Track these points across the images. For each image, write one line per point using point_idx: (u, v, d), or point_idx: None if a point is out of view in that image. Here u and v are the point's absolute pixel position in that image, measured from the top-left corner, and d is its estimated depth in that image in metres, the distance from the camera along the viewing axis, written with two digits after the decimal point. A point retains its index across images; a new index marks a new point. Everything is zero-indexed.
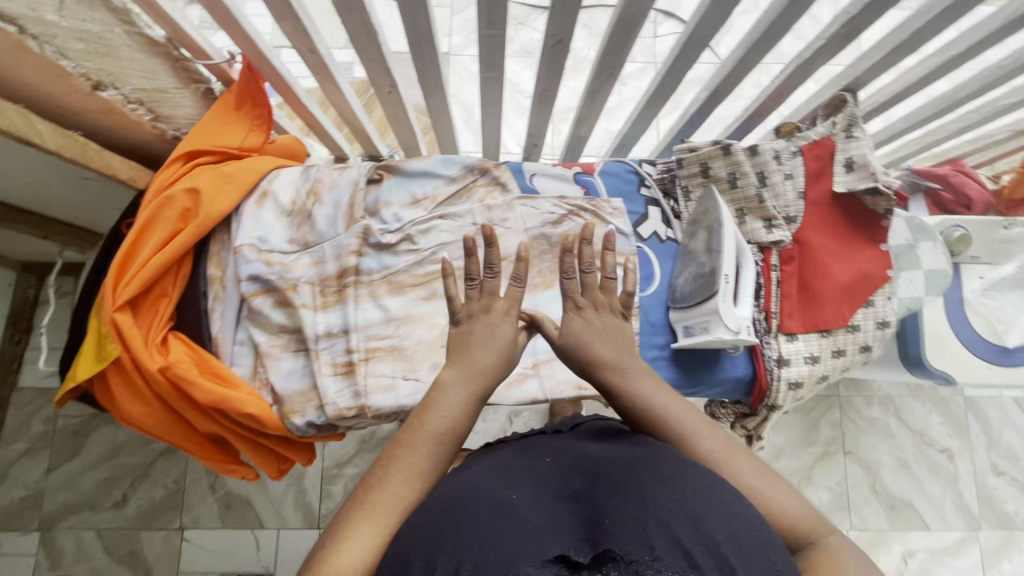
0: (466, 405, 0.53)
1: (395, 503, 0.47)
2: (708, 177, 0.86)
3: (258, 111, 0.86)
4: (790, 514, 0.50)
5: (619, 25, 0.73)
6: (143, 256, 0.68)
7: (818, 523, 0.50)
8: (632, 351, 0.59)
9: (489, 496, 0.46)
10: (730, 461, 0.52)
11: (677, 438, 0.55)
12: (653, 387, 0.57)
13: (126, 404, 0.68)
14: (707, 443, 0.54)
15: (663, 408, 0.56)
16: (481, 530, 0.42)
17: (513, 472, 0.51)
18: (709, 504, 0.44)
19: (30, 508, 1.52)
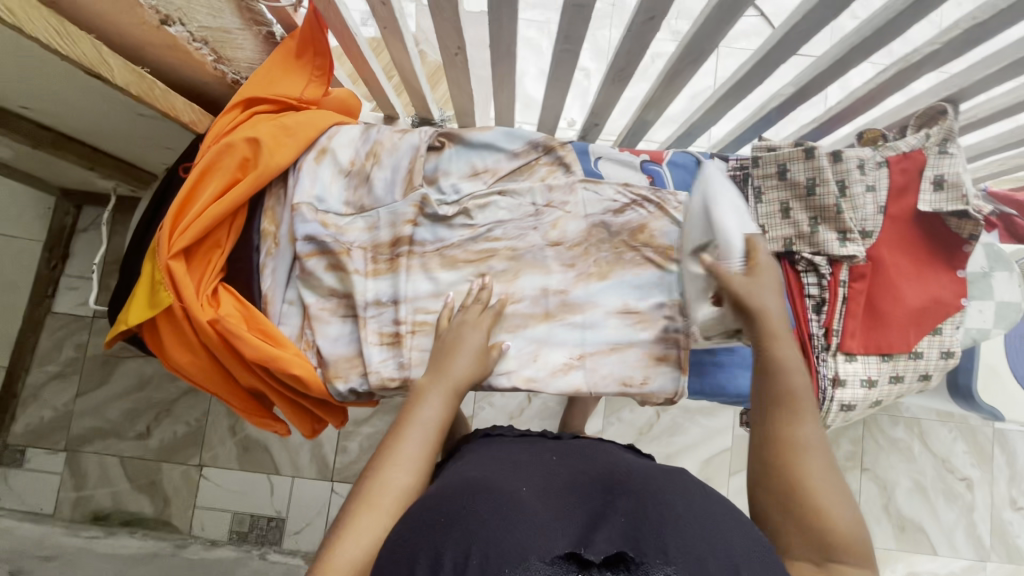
0: (446, 402, 0.64)
1: (392, 488, 0.55)
2: (785, 180, 0.81)
3: (319, 62, 0.82)
4: (844, 530, 0.55)
5: (721, 9, 0.66)
6: (201, 205, 0.66)
7: (860, 550, 0.55)
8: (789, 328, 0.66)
9: (502, 489, 0.52)
10: (816, 459, 0.59)
11: (791, 408, 0.61)
12: (795, 362, 0.64)
13: (175, 352, 0.67)
14: (810, 434, 0.60)
15: (793, 380, 0.63)
16: (493, 522, 0.47)
17: (517, 472, 0.57)
18: (702, 528, 0.49)
19: (59, 429, 1.57)
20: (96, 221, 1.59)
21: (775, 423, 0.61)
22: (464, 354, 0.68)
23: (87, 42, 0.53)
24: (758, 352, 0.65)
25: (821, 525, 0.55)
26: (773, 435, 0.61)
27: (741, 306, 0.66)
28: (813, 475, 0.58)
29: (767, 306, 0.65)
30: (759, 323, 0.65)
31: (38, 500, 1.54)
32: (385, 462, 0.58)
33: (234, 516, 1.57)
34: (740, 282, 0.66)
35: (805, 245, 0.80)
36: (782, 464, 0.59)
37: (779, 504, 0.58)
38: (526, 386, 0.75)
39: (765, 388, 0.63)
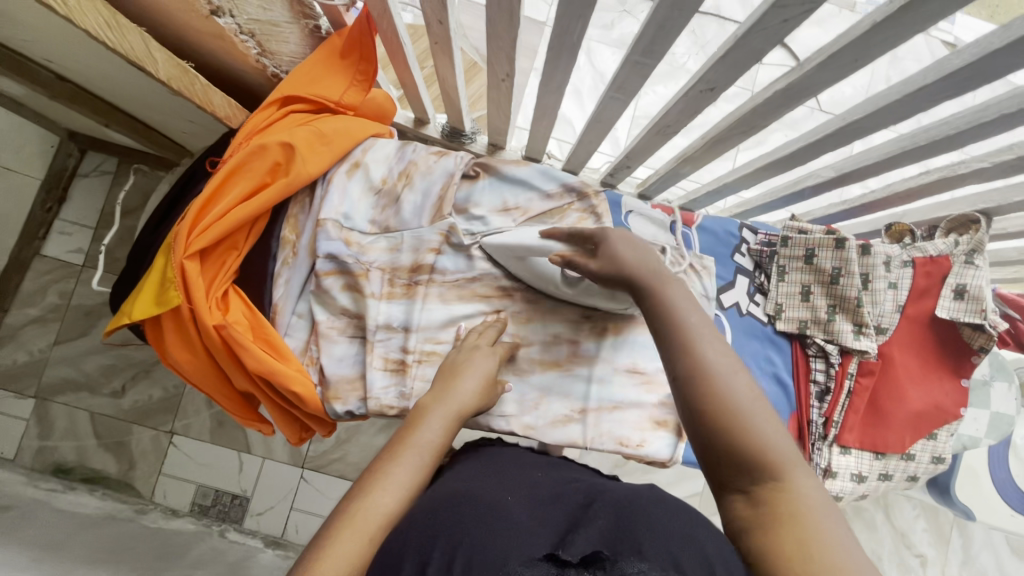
0: (450, 429, 0.60)
1: (378, 515, 0.51)
2: (810, 264, 0.80)
3: (362, 66, 0.79)
4: (769, 447, 0.45)
5: (783, 93, 0.66)
6: (226, 204, 0.64)
7: (788, 462, 0.45)
8: (655, 267, 0.56)
9: (478, 501, 0.50)
10: (722, 379, 0.48)
11: (681, 343, 0.51)
12: (681, 293, 0.55)
13: (173, 350, 0.65)
14: (713, 356, 0.49)
15: (677, 318, 0.52)
16: (475, 528, 0.45)
17: (500, 483, 0.55)
18: (679, 529, 0.43)
19: (31, 374, 1.54)
20: (99, 168, 1.58)
21: (666, 365, 0.52)
22: (471, 381, 0.65)
23: (137, 36, 0.50)
24: (641, 301, 0.56)
25: (744, 453, 0.45)
26: (674, 378, 0.51)
27: (612, 275, 0.58)
28: (723, 403, 0.47)
29: (630, 261, 0.57)
30: (636, 282, 0.56)
31: None
32: (373, 483, 0.54)
33: (198, 488, 1.54)
34: (595, 261, 0.60)
35: (819, 331, 0.80)
36: (682, 405, 0.49)
37: (696, 442, 0.49)
38: (524, 432, 0.74)
39: (652, 332, 0.54)
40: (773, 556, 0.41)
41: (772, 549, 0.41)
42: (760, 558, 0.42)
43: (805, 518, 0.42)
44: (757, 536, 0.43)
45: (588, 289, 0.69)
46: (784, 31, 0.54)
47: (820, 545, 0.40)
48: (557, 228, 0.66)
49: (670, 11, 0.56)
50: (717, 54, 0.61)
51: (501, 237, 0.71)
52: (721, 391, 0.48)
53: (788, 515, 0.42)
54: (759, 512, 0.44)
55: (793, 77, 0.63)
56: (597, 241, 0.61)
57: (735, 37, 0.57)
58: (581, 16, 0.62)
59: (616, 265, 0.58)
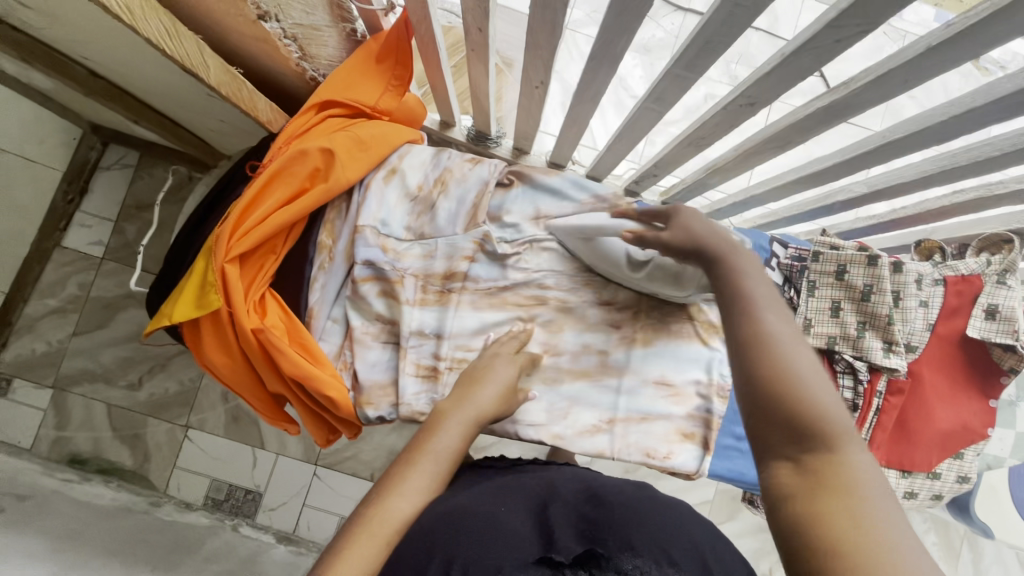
0: (467, 435, 0.61)
1: (393, 520, 0.52)
2: (841, 281, 0.80)
3: (398, 71, 0.80)
4: (824, 417, 0.45)
5: (825, 111, 0.66)
6: (265, 209, 0.65)
7: (844, 436, 0.45)
8: (728, 239, 0.59)
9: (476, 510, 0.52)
10: (782, 344, 0.49)
11: (747, 307, 0.53)
12: (750, 266, 0.57)
13: (211, 352, 0.66)
14: (774, 322, 0.51)
15: (745, 285, 0.55)
16: (467, 539, 0.48)
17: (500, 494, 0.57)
18: (660, 528, 0.50)
19: (49, 365, 1.55)
20: (121, 161, 1.58)
21: (729, 327, 0.53)
22: (488, 391, 0.65)
23: (192, 44, 0.51)
24: (711, 269, 0.58)
25: (797, 419, 0.46)
26: (733, 341, 0.52)
27: (681, 244, 0.61)
28: (784, 365, 0.48)
29: (699, 234, 0.60)
30: (706, 249, 0.59)
31: (16, 433, 1.51)
32: (389, 488, 0.55)
33: (212, 482, 1.55)
34: (666, 231, 0.63)
35: (847, 347, 0.80)
36: (739, 363, 0.50)
37: (746, 404, 0.49)
38: (551, 442, 0.74)
39: (719, 297, 0.56)
40: (815, 520, 0.40)
41: (814, 514, 0.41)
42: (802, 523, 0.41)
43: (855, 491, 0.41)
44: (798, 501, 0.42)
45: (652, 275, 0.71)
46: (836, 50, 0.54)
47: (870, 520, 0.39)
48: (631, 208, 0.68)
49: (719, 27, 0.56)
50: (762, 71, 0.61)
51: (570, 220, 0.74)
52: (783, 356, 0.49)
53: (836, 486, 0.42)
54: (805, 479, 0.43)
55: (837, 95, 0.62)
56: (667, 218, 0.64)
57: (783, 55, 0.57)
58: (627, 29, 0.62)
59: (686, 237, 0.61)
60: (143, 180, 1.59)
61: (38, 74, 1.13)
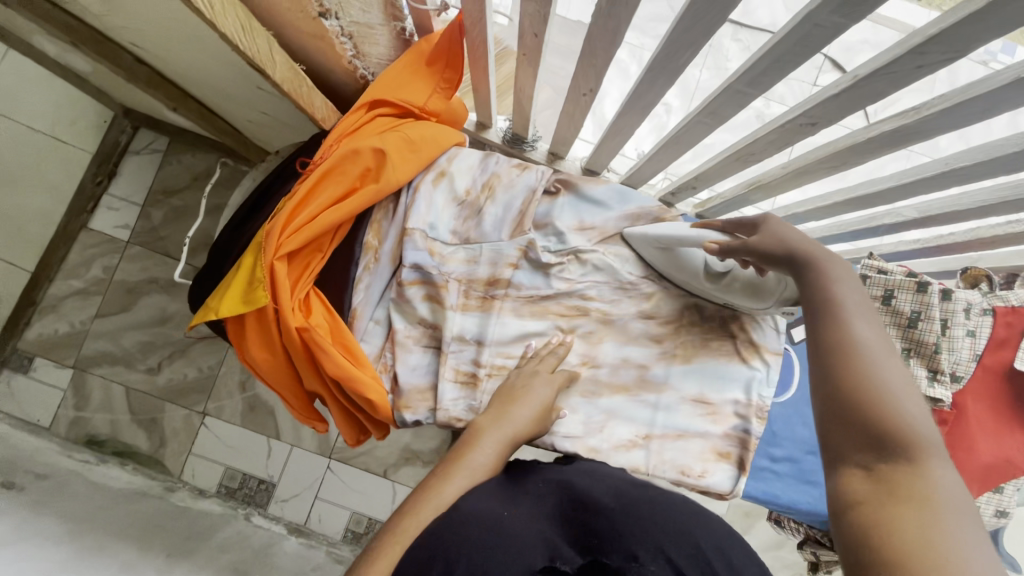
0: (503, 453, 0.60)
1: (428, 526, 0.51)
2: (888, 306, 0.78)
3: (447, 74, 0.80)
4: (907, 429, 0.45)
5: (889, 135, 0.64)
6: (315, 207, 0.64)
7: (929, 450, 0.43)
8: (821, 247, 0.58)
9: (484, 513, 0.49)
10: (869, 354, 0.50)
11: (836, 316, 0.53)
12: (844, 274, 0.56)
13: (253, 348, 0.66)
14: (862, 331, 0.51)
15: (836, 290, 0.55)
16: (469, 547, 0.45)
17: (513, 487, 0.53)
18: (663, 521, 0.47)
19: (71, 345, 1.56)
20: (150, 146, 1.59)
21: (816, 333, 0.54)
22: (524, 408, 0.64)
23: (262, 39, 0.51)
24: (800, 274, 0.57)
25: (875, 426, 0.46)
26: (819, 346, 0.53)
27: (764, 247, 0.61)
28: (870, 374, 0.48)
29: (789, 239, 0.59)
30: (793, 253, 0.58)
31: (35, 411, 1.52)
32: (424, 498, 0.54)
33: (226, 470, 1.55)
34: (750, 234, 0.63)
35: None
36: (824, 368, 0.51)
37: (827, 408, 0.50)
38: (587, 455, 0.73)
39: (806, 304, 0.56)
40: (879, 529, 0.40)
41: (881, 523, 0.40)
42: (867, 530, 0.40)
43: (929, 502, 0.40)
44: (867, 508, 0.42)
45: (730, 285, 0.70)
46: (914, 76, 0.53)
47: (940, 530, 0.37)
48: (715, 219, 0.68)
49: (792, 47, 0.55)
50: (829, 92, 0.60)
51: (652, 227, 0.73)
52: (868, 365, 0.49)
53: (908, 497, 0.41)
54: (876, 487, 0.43)
55: (906, 120, 0.61)
56: (753, 225, 0.64)
57: (856, 77, 0.56)
58: (694, 43, 0.60)
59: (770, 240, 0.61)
60: (171, 166, 1.59)
61: (77, 56, 1.13)
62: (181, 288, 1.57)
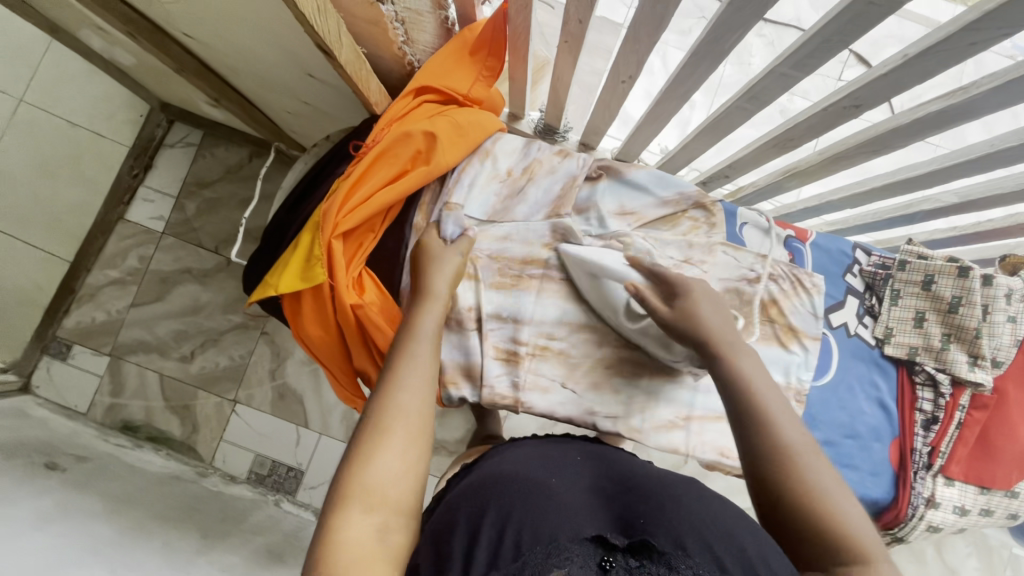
0: (444, 313, 0.60)
1: (404, 410, 0.49)
2: (928, 291, 0.79)
3: (490, 62, 0.81)
4: (857, 537, 0.45)
5: (936, 116, 0.65)
6: (370, 188, 0.67)
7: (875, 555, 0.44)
8: (732, 331, 0.59)
9: (529, 479, 0.51)
10: (806, 457, 0.49)
11: (757, 417, 0.52)
12: (753, 366, 0.56)
13: (308, 324, 0.68)
14: (793, 434, 0.50)
15: (755, 390, 0.54)
16: (519, 506, 0.47)
17: (550, 460, 0.56)
18: (711, 520, 0.47)
19: (108, 333, 1.59)
20: (184, 140, 1.62)
21: (741, 436, 0.52)
22: (442, 273, 0.63)
23: (334, 22, 0.53)
24: (716, 367, 0.57)
25: (825, 532, 0.45)
26: (751, 452, 0.51)
27: (685, 332, 0.60)
28: (807, 479, 0.48)
29: (707, 322, 0.59)
30: (707, 342, 0.58)
31: (73, 397, 1.56)
32: (390, 388, 0.51)
33: (256, 457, 1.56)
34: (668, 310, 0.62)
35: (929, 359, 0.79)
36: (762, 471, 0.49)
37: (772, 513, 0.48)
38: (628, 434, 0.74)
39: (728, 400, 0.54)
40: None
41: None
42: None
43: None
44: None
45: (645, 329, 0.69)
46: (967, 53, 0.54)
47: None
48: (642, 262, 0.68)
49: (843, 26, 0.56)
50: (876, 74, 0.60)
51: (577, 250, 0.73)
52: (803, 462, 0.49)
53: None
54: None
55: (955, 100, 0.61)
56: (680, 286, 0.63)
57: (904, 57, 0.56)
58: (743, 25, 0.61)
59: (693, 324, 0.60)
60: (204, 159, 1.61)
61: (121, 49, 1.16)
62: (213, 278, 1.60)
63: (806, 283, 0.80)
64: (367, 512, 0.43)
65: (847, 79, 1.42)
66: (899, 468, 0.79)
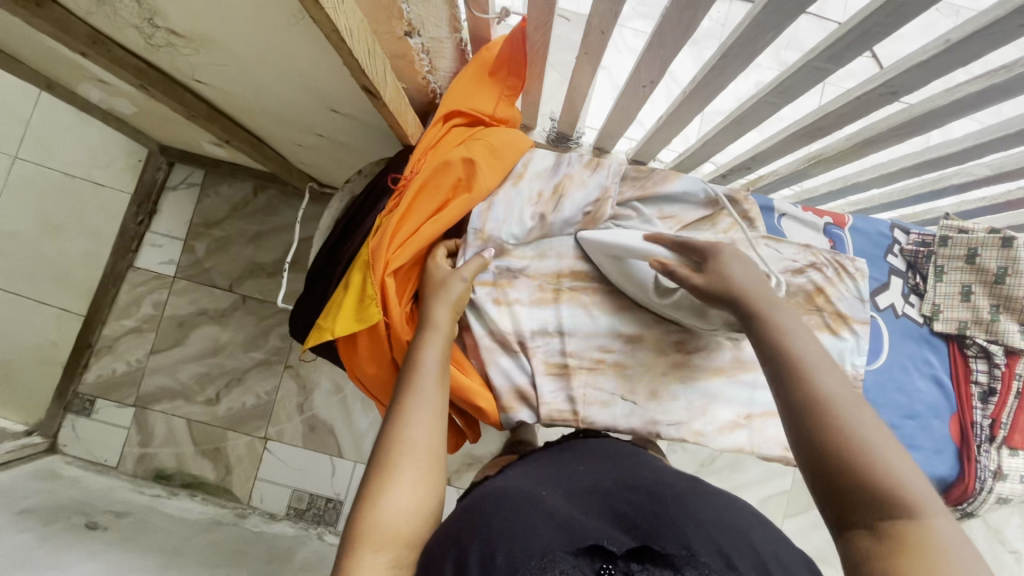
0: (448, 343, 0.61)
1: (414, 445, 0.51)
2: (972, 264, 0.80)
3: (511, 82, 0.80)
4: (902, 485, 0.41)
5: (975, 96, 0.65)
6: (416, 223, 0.67)
7: (921, 504, 0.41)
8: (768, 293, 0.58)
9: (524, 496, 0.49)
10: (848, 409, 0.46)
11: (798, 371, 0.50)
12: (792, 324, 0.55)
13: (365, 363, 0.68)
14: (830, 384, 0.48)
15: (791, 346, 0.52)
16: (514, 522, 0.44)
17: (550, 480, 0.55)
18: (717, 520, 0.46)
19: (130, 384, 1.57)
20: (187, 180, 1.60)
21: (778, 391, 0.50)
22: (445, 301, 0.64)
23: (382, 63, 0.54)
24: (745, 322, 0.56)
25: (869, 482, 0.42)
26: (786, 405, 0.49)
27: (713, 293, 0.59)
28: (850, 427, 0.45)
29: (735, 282, 0.58)
30: (739, 301, 0.57)
31: (103, 452, 1.54)
32: (399, 422, 0.53)
33: (293, 492, 1.54)
34: (699, 275, 0.60)
35: (980, 332, 0.79)
36: (798, 422, 0.47)
37: (814, 469, 0.45)
38: (694, 440, 0.73)
39: (762, 357, 0.54)
40: None
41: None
42: None
43: (935, 554, 0.38)
44: (879, 568, 0.38)
45: (679, 303, 0.67)
46: (1013, 34, 0.53)
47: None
48: (667, 235, 0.66)
49: (883, 19, 0.56)
50: (915, 60, 0.60)
51: (601, 235, 0.72)
52: (842, 413, 0.46)
53: (915, 548, 0.38)
54: (889, 546, 0.39)
55: (996, 80, 0.62)
56: (706, 256, 0.62)
57: (946, 42, 0.57)
58: (777, 25, 0.61)
59: (726, 286, 0.58)
60: (209, 198, 1.59)
61: (123, 99, 1.14)
62: (230, 317, 1.58)
63: (847, 267, 0.79)
64: (379, 548, 0.45)
65: (885, 61, 1.30)
66: (961, 442, 0.78)
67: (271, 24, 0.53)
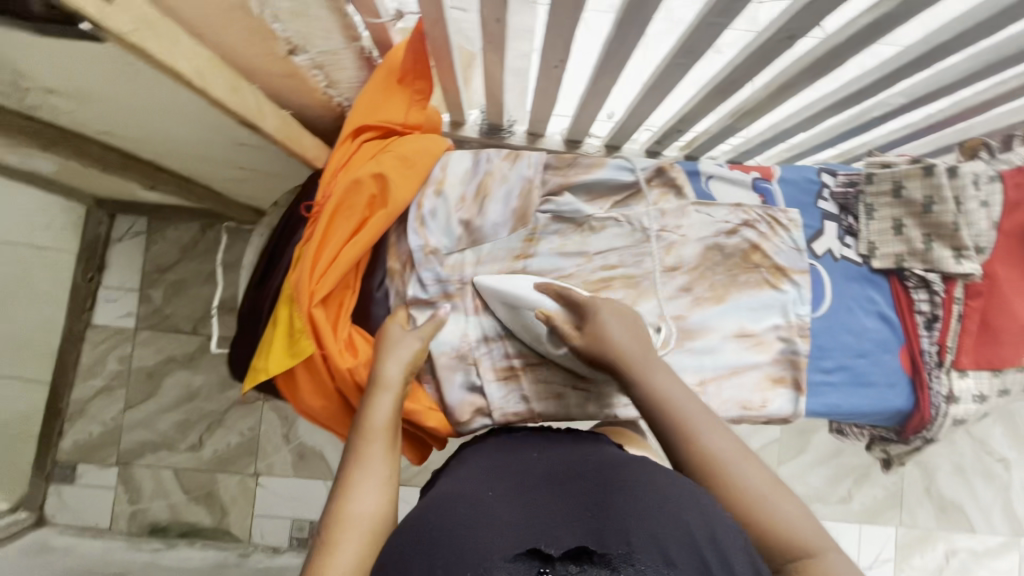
0: (399, 400, 0.62)
1: (366, 510, 0.51)
2: (899, 197, 0.81)
3: (419, 85, 0.76)
4: (796, 533, 0.48)
5: (869, 28, 0.65)
6: (334, 248, 0.66)
7: (817, 544, 0.48)
8: (644, 340, 0.62)
9: (468, 497, 0.48)
10: (731, 463, 0.52)
11: (684, 434, 0.55)
12: (668, 379, 0.59)
13: (309, 397, 0.67)
14: (717, 443, 0.53)
15: (672, 402, 0.57)
16: (453, 530, 0.43)
17: (499, 474, 0.54)
18: (662, 506, 0.43)
19: (110, 443, 1.54)
20: (132, 230, 1.55)
21: (673, 454, 0.55)
22: (396, 357, 0.64)
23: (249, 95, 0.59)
24: (627, 384, 0.60)
25: (767, 534, 0.48)
26: (681, 468, 0.54)
27: (597, 353, 0.63)
28: (739, 483, 0.51)
29: (614, 340, 0.62)
30: (618, 361, 0.61)
31: (94, 516, 1.52)
32: (350, 485, 0.53)
33: (293, 522, 1.54)
34: (580, 337, 0.64)
35: (917, 262, 0.81)
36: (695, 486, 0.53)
37: None
38: None
39: (648, 418, 0.58)
40: None
41: None
42: None
43: None
44: None
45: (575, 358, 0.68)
46: None
47: None
48: (551, 287, 0.69)
49: None
50: (801, 2, 0.60)
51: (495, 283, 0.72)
52: (730, 471, 0.52)
53: None
54: None
55: (883, 9, 0.62)
56: (585, 316, 0.64)
57: None
58: None
59: (608, 346, 0.62)
60: (157, 244, 1.56)
61: (39, 159, 1.11)
62: (199, 360, 1.56)
63: (780, 218, 0.80)
64: None
65: None
66: (913, 372, 0.80)
67: (130, 72, 0.52)
